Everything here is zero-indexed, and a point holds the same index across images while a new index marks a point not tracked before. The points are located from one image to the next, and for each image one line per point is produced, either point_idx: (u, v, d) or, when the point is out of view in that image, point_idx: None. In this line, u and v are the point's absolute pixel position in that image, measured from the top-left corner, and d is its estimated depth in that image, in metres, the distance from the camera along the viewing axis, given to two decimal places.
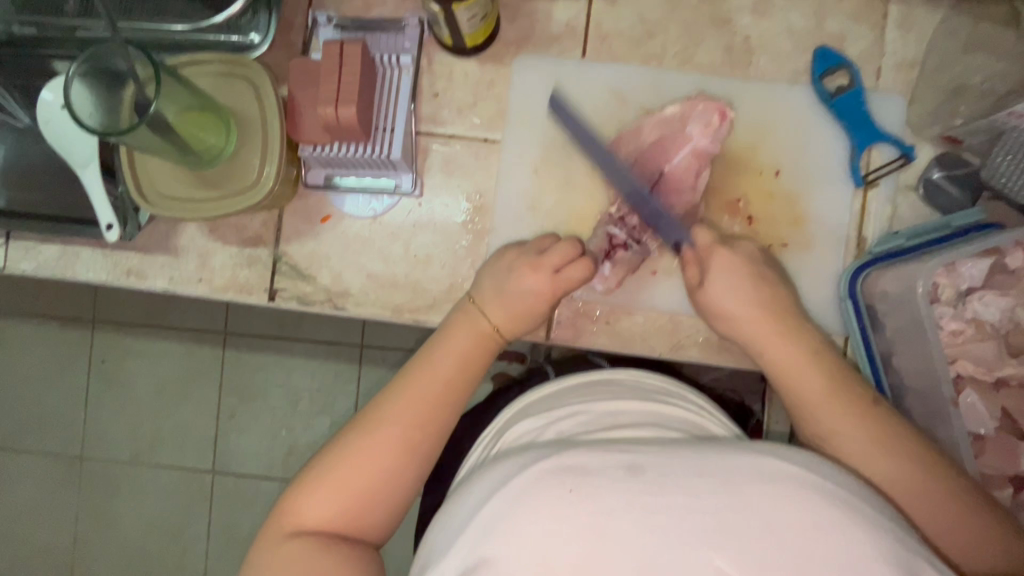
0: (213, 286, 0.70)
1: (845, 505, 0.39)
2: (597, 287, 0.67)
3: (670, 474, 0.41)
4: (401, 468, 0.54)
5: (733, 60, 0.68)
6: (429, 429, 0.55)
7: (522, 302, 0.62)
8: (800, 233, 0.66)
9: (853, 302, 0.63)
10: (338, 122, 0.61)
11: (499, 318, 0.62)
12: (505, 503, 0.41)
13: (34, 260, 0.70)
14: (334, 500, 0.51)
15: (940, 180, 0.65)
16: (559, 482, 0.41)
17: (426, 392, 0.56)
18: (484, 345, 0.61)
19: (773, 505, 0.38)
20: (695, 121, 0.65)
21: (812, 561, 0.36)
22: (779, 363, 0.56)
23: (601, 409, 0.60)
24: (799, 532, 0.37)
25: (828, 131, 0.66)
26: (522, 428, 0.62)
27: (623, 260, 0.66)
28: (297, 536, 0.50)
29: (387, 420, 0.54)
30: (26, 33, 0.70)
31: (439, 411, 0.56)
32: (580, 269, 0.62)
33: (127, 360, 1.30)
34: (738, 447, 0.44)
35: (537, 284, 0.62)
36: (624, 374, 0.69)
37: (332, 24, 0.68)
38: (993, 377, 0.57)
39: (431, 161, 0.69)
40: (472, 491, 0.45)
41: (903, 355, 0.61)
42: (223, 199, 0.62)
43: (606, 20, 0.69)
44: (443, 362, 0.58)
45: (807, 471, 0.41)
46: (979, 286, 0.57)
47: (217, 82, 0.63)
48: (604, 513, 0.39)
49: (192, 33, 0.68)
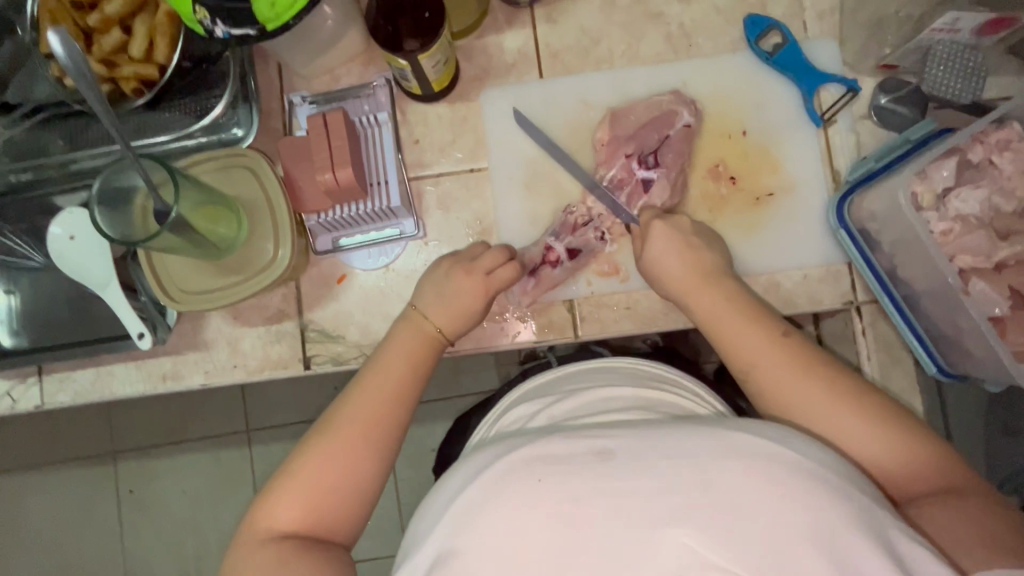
0: (249, 368, 0.71)
1: (809, 475, 0.38)
2: (515, 292, 0.70)
3: (641, 457, 0.40)
4: (360, 471, 0.54)
5: (674, 47, 0.74)
6: (380, 430, 0.56)
7: (460, 301, 0.65)
8: (781, 180, 0.71)
9: (845, 230, 0.68)
10: (339, 184, 0.66)
11: (441, 319, 0.65)
12: (475, 498, 0.41)
13: (71, 389, 0.72)
14: (301, 503, 0.52)
15: (888, 104, 0.70)
16: (529, 471, 0.41)
17: (375, 399, 0.58)
18: (428, 346, 0.63)
19: (743, 482, 0.38)
20: (681, 106, 0.70)
21: (776, 536, 0.36)
22: (718, 311, 0.60)
23: (579, 393, 0.61)
24: (767, 507, 0.37)
25: (779, 85, 0.72)
26: (522, 410, 0.64)
27: (548, 276, 0.69)
28: (269, 542, 0.50)
29: (343, 423, 0.56)
30: (24, 179, 0.73)
31: (390, 415, 0.58)
32: (510, 271, 0.66)
33: (155, 484, 1.28)
34: (713, 423, 0.43)
35: (470, 287, 0.65)
36: (623, 362, 0.70)
37: (307, 102, 0.74)
38: (993, 262, 0.60)
39: (427, 202, 0.73)
40: (450, 482, 0.45)
41: (907, 265, 0.64)
42: (217, 292, 0.65)
43: (553, 39, 0.75)
44: (387, 377, 0.60)
45: (781, 446, 0.40)
46: (953, 185, 0.62)
47: (220, 175, 0.67)
48: (572, 500, 0.39)
49: (178, 142, 0.72)
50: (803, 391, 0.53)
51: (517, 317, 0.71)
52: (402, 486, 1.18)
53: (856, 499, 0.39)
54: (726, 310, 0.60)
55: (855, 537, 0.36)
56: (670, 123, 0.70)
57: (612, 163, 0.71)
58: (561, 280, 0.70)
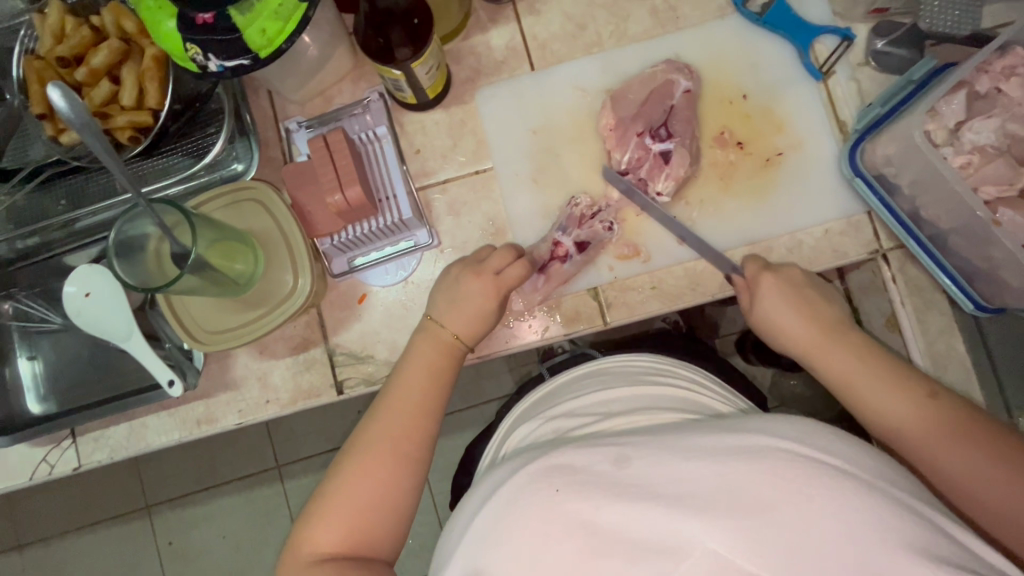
0: (282, 401, 0.71)
1: (833, 475, 0.39)
2: (526, 288, 0.69)
3: (661, 461, 0.42)
4: (397, 486, 0.54)
5: (662, 21, 0.73)
6: (410, 441, 0.56)
7: (473, 304, 0.63)
8: (788, 138, 0.70)
9: (862, 178, 0.67)
10: (349, 204, 0.65)
11: (457, 326, 0.63)
12: (495, 511, 0.44)
13: (106, 447, 0.71)
14: (341, 523, 0.51)
15: (885, 47, 0.70)
16: (548, 481, 0.43)
17: (402, 414, 0.57)
18: (447, 354, 0.62)
19: (768, 485, 0.39)
20: (677, 73, 0.70)
21: (804, 536, 0.37)
22: (820, 349, 0.59)
23: (598, 399, 0.60)
24: (795, 510, 0.38)
25: (771, 45, 0.71)
26: (525, 429, 0.62)
27: (557, 271, 0.69)
28: (313, 565, 0.50)
29: (372, 439, 0.56)
30: (32, 244, 0.73)
31: (420, 431, 0.57)
32: (519, 269, 0.65)
33: (193, 533, 1.27)
34: (735, 427, 0.45)
35: (482, 289, 0.63)
36: (623, 363, 0.67)
37: (303, 127, 0.74)
38: (1017, 189, 0.59)
39: (437, 210, 0.72)
40: (475, 497, 0.48)
41: (929, 205, 0.64)
42: (238, 330, 0.64)
43: (540, 31, 0.74)
44: (408, 393, 0.59)
45: (798, 445, 0.41)
46: (965, 118, 0.61)
47: (230, 212, 0.67)
48: (592, 509, 0.41)
49: (180, 185, 0.71)
50: (894, 405, 0.53)
51: (544, 313, 0.70)
52: (440, 499, 1.17)
53: (890, 499, 0.38)
54: (820, 345, 0.58)
55: (889, 534, 0.36)
56: (670, 92, 0.70)
57: (626, 145, 0.70)
58: (571, 273, 0.70)
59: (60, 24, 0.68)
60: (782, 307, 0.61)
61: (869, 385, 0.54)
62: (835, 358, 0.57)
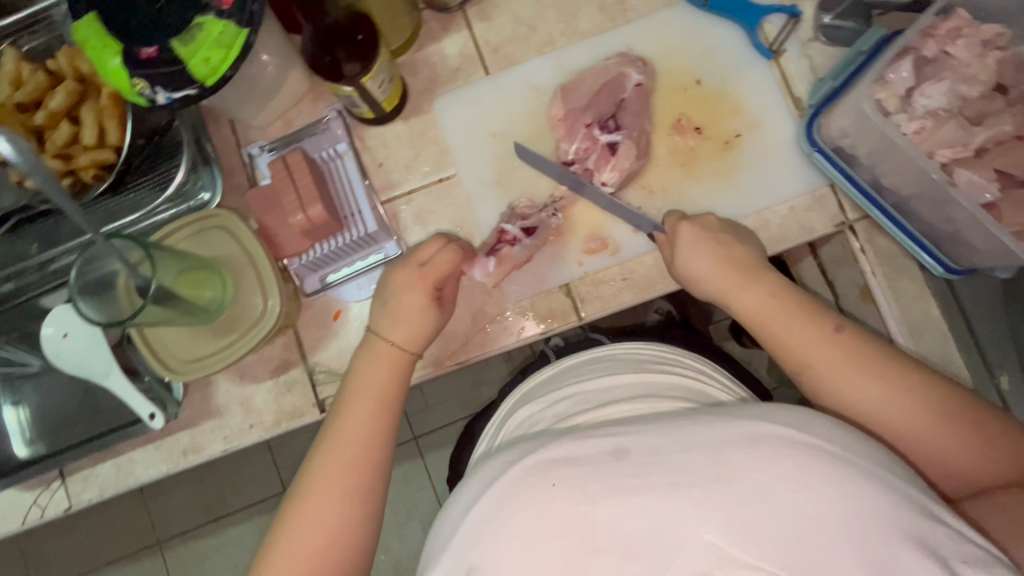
0: (266, 425, 0.71)
1: (834, 461, 0.39)
2: (479, 274, 0.69)
3: (658, 452, 0.42)
4: (355, 515, 0.54)
5: (611, 15, 0.74)
6: (363, 468, 0.56)
7: (400, 301, 0.62)
8: (745, 119, 0.70)
9: (820, 152, 0.67)
10: (313, 222, 0.66)
11: (393, 331, 0.63)
12: (488, 509, 0.44)
13: (96, 485, 0.71)
14: (297, 560, 0.51)
15: (833, 21, 0.69)
16: (544, 475, 0.43)
17: (353, 441, 0.57)
18: (395, 366, 0.62)
19: (761, 470, 0.39)
20: (628, 66, 0.70)
21: (803, 527, 0.37)
22: (732, 285, 0.58)
23: (595, 386, 0.60)
24: (790, 494, 0.38)
25: (720, 28, 0.72)
26: (523, 412, 0.63)
27: (506, 255, 0.68)
28: None
29: (326, 470, 0.55)
30: (7, 289, 0.73)
31: (373, 456, 0.57)
32: (452, 254, 0.63)
33: (203, 565, 1.27)
34: (728, 412, 0.44)
35: (405, 280, 0.63)
36: (622, 349, 0.67)
37: (265, 150, 0.74)
38: (972, 150, 0.59)
39: (405, 221, 0.73)
40: (465, 491, 0.48)
41: (888, 172, 0.64)
42: (208, 358, 0.65)
43: (491, 35, 0.75)
44: (359, 417, 0.59)
45: (810, 435, 0.41)
46: (915, 84, 0.61)
47: (195, 240, 0.67)
48: (588, 505, 0.41)
49: (147, 218, 0.72)
50: (813, 350, 0.53)
51: (518, 314, 0.70)
52: None
53: (872, 479, 0.39)
54: (727, 277, 0.59)
55: (875, 525, 0.37)
56: (622, 86, 0.70)
57: (573, 136, 0.71)
58: (520, 258, 0.69)
59: (16, 70, 0.68)
60: (703, 253, 0.60)
61: (781, 324, 0.55)
62: (746, 291, 0.58)
